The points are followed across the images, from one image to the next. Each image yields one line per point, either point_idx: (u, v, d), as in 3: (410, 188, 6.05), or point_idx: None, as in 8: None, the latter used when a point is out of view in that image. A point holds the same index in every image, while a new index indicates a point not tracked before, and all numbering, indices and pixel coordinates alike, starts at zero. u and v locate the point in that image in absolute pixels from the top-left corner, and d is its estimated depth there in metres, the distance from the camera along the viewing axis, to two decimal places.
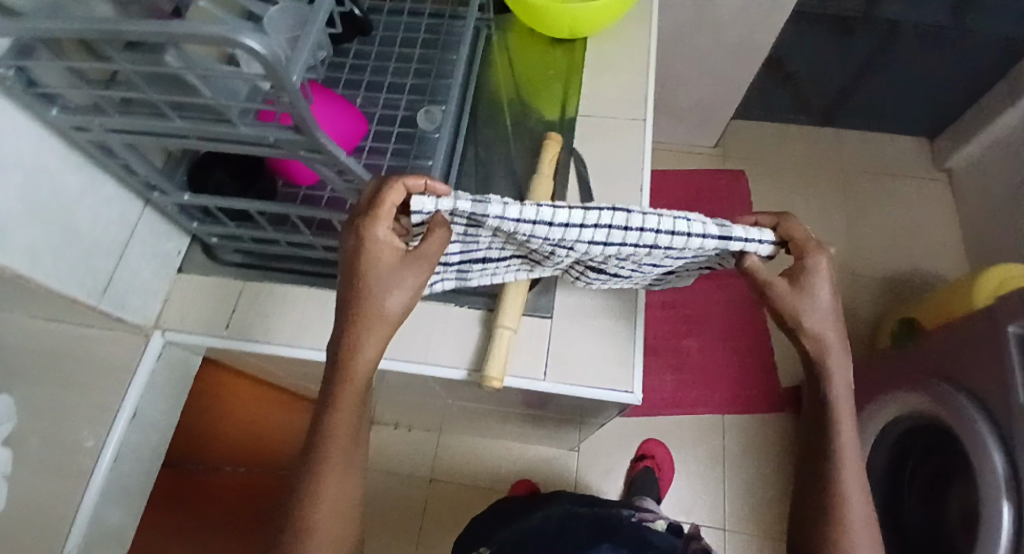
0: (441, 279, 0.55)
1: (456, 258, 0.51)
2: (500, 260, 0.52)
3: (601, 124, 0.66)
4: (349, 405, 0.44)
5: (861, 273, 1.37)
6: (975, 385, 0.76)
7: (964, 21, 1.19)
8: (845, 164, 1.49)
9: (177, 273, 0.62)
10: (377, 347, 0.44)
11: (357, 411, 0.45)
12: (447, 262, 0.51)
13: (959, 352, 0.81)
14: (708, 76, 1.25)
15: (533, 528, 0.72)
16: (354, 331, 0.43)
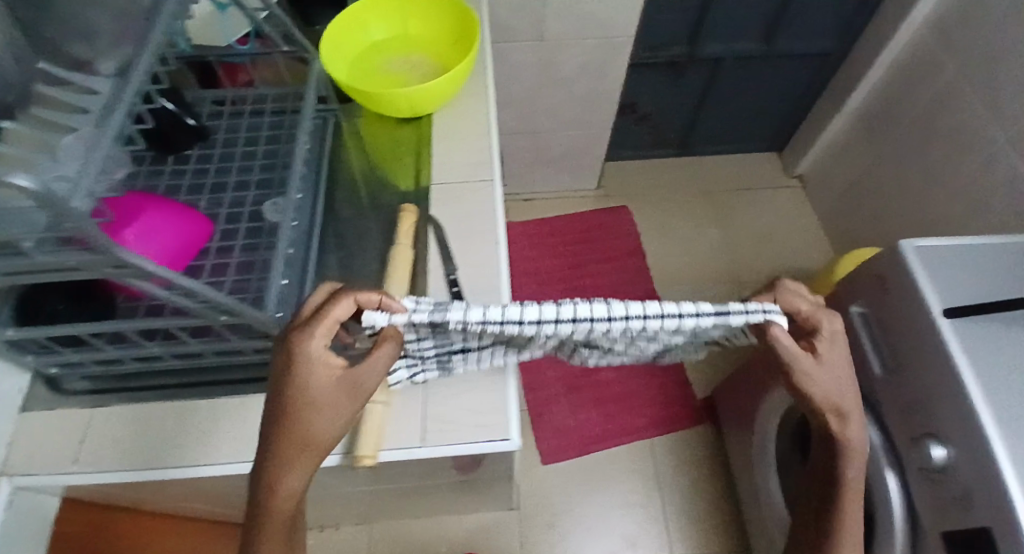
0: (418, 369, 0.57)
1: (428, 348, 0.53)
2: (476, 354, 0.54)
3: (451, 189, 0.69)
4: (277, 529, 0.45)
5: (744, 279, 1.49)
6: None
7: (775, 44, 1.35)
8: (711, 186, 1.64)
9: (21, 413, 0.55)
10: (303, 472, 0.45)
11: (283, 534, 0.45)
12: (424, 352, 0.54)
13: None
14: (570, 128, 1.36)
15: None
16: (275, 451, 0.44)
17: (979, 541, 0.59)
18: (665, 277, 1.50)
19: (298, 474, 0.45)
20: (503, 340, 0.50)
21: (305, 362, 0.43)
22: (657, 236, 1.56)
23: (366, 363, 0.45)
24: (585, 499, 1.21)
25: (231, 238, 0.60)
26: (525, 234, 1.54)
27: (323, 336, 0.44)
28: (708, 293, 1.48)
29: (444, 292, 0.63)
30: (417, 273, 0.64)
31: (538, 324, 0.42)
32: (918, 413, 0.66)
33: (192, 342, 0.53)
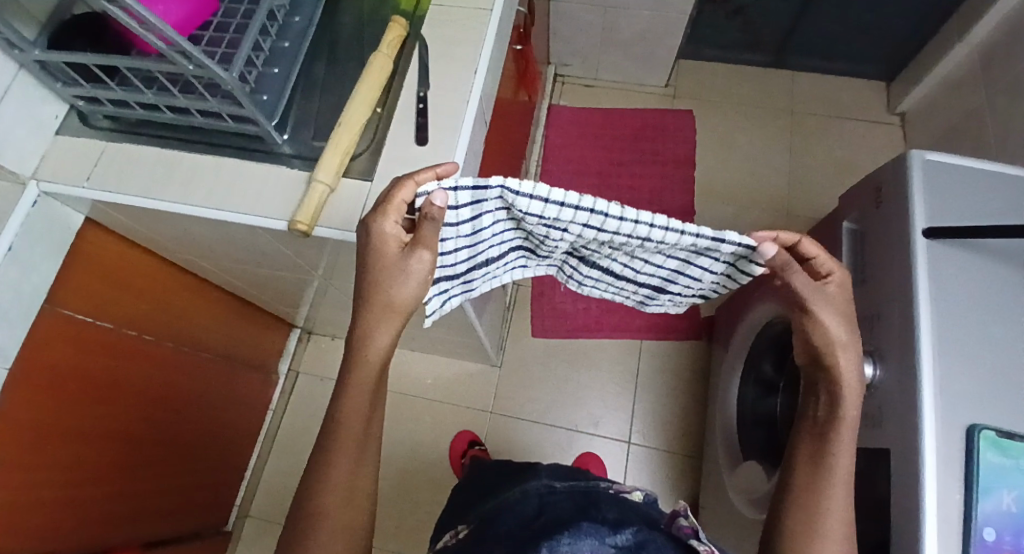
0: (446, 297, 0.59)
1: (461, 261, 0.55)
2: (501, 254, 0.58)
3: (448, 13, 0.70)
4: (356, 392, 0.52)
5: (798, 211, 1.38)
6: None
7: None
8: (795, 105, 1.48)
9: (55, 135, 0.67)
10: (390, 333, 0.51)
11: (364, 393, 0.52)
12: (456, 268, 0.56)
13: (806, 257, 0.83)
14: (647, 6, 1.24)
15: (502, 508, 0.58)
16: (368, 321, 0.51)
17: (878, 459, 0.57)
18: (710, 192, 1.41)
19: (385, 335, 0.51)
20: (530, 234, 0.54)
21: (379, 238, 0.49)
22: (716, 148, 1.45)
23: (423, 246, 0.48)
24: (562, 377, 1.27)
25: (231, 16, 0.63)
26: (574, 120, 1.49)
27: (393, 216, 0.48)
28: (751, 215, 1.38)
29: (410, 105, 0.65)
30: (394, 85, 0.67)
31: (560, 207, 0.46)
32: (867, 330, 0.62)
33: (179, 95, 0.58)
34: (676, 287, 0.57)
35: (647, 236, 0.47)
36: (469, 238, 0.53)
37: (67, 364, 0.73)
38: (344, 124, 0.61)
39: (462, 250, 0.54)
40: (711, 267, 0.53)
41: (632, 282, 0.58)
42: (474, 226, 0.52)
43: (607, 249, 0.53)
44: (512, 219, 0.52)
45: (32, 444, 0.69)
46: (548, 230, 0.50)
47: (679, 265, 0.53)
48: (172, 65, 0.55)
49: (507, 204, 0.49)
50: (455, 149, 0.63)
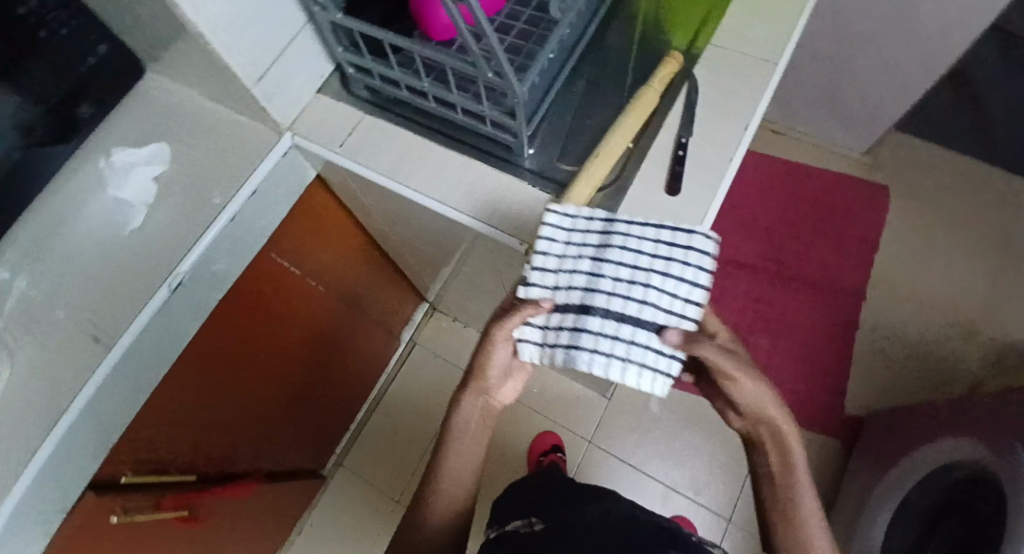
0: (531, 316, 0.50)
1: (550, 259, 0.50)
2: (580, 314, 0.48)
3: (726, 57, 0.65)
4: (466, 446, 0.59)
5: (982, 331, 1.23)
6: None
7: None
8: (1011, 214, 1.31)
9: (316, 92, 0.69)
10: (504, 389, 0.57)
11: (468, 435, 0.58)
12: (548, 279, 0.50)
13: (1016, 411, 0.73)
14: (882, 70, 1.13)
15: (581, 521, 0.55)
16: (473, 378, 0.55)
17: None
18: (888, 284, 1.28)
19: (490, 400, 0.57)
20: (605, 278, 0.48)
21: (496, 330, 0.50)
22: (908, 236, 1.31)
23: (499, 330, 0.49)
24: (672, 431, 1.24)
25: (515, 19, 0.62)
26: (753, 165, 1.40)
27: (512, 321, 0.49)
28: (926, 322, 1.24)
29: (668, 150, 0.61)
30: (653, 123, 0.63)
31: (639, 227, 0.48)
32: None
33: (455, 92, 0.57)
34: (575, 315, 0.48)
35: (634, 246, 0.48)
36: (558, 242, 0.50)
37: (251, 303, 0.75)
38: (601, 157, 0.58)
39: (545, 257, 0.50)
40: (588, 253, 0.49)
41: (563, 262, 0.50)
42: (562, 239, 0.50)
43: (633, 288, 0.47)
44: (595, 247, 0.49)
45: (228, 369, 0.76)
46: (613, 247, 0.49)
47: (591, 271, 0.49)
48: (471, 67, 0.53)
49: (604, 232, 0.49)
50: (709, 207, 0.58)
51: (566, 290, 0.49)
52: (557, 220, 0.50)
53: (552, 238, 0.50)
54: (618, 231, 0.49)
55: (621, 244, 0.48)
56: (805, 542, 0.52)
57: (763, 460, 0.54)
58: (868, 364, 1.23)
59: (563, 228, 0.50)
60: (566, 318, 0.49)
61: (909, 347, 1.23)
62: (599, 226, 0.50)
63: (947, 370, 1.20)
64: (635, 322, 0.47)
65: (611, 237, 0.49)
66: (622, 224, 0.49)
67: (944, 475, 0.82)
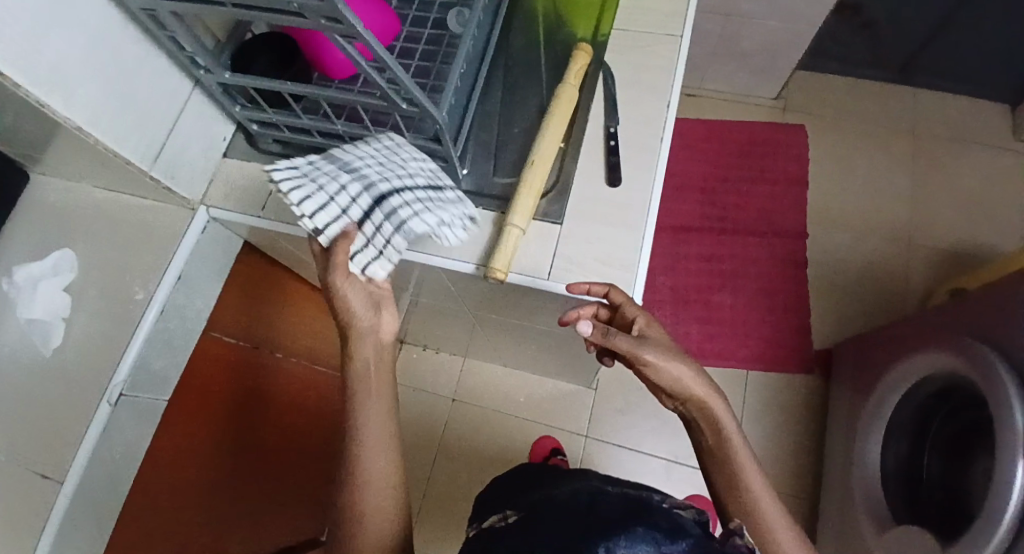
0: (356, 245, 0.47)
1: (317, 196, 0.45)
2: (398, 214, 0.49)
3: (633, 38, 0.65)
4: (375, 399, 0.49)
5: (917, 241, 1.30)
6: (1001, 338, 0.71)
7: None
8: (917, 126, 1.39)
9: (222, 157, 0.65)
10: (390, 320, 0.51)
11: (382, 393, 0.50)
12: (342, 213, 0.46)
13: (976, 312, 0.76)
14: (777, 17, 1.17)
15: (546, 501, 0.48)
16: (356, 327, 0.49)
17: None
18: (824, 216, 1.33)
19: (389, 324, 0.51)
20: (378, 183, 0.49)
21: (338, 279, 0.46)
22: (832, 167, 1.37)
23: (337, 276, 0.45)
24: (660, 404, 1.25)
25: (415, 42, 0.60)
26: (676, 131, 1.43)
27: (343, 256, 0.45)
28: (866, 244, 1.30)
29: (599, 141, 0.61)
30: (577, 117, 0.62)
31: (346, 148, 0.52)
32: None
33: (371, 129, 0.55)
34: (394, 220, 0.49)
35: (369, 154, 0.52)
36: (304, 178, 0.46)
37: (216, 389, 0.70)
38: (536, 164, 0.57)
39: (307, 201, 0.44)
40: (351, 174, 0.49)
41: (336, 193, 0.46)
42: (303, 176, 0.46)
43: (400, 177, 0.51)
44: (345, 169, 0.49)
45: None
46: (357, 161, 0.50)
47: (367, 184, 0.49)
48: (381, 101, 0.51)
49: (335, 155, 0.50)
50: (652, 189, 0.58)
51: (351, 208, 0.47)
52: (287, 167, 0.46)
53: (299, 177, 0.45)
54: (346, 151, 0.51)
55: (363, 157, 0.51)
56: (749, 498, 0.49)
57: (703, 433, 0.54)
58: (824, 296, 1.27)
59: (297, 169, 0.46)
60: (369, 225, 0.48)
61: (857, 271, 1.29)
62: (328, 155, 0.50)
63: (895, 284, 1.27)
64: (417, 191, 0.52)
65: (348, 154, 0.51)
66: (344, 148, 0.51)
67: (920, 389, 0.84)
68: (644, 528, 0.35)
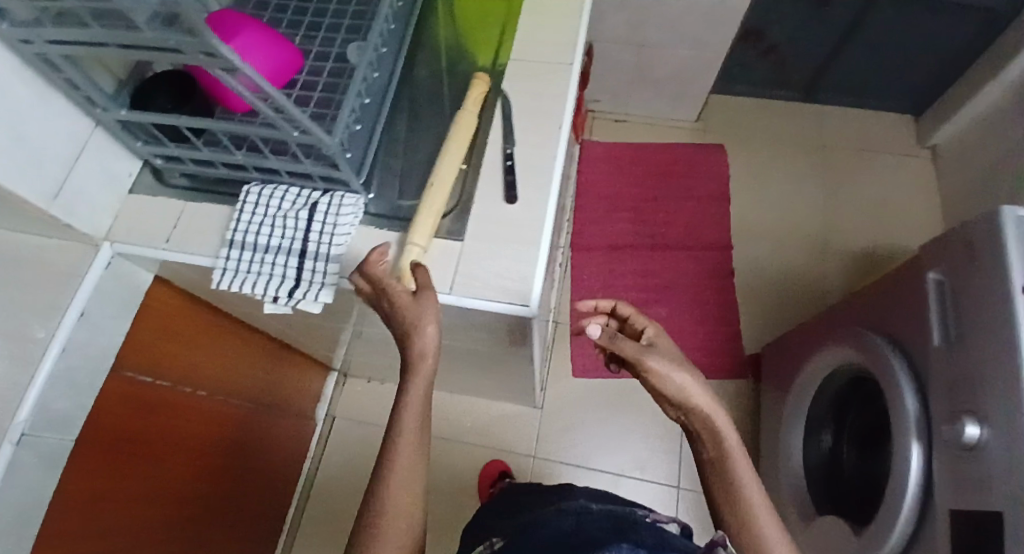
0: (300, 299, 0.57)
1: (257, 281, 0.57)
2: (315, 251, 0.57)
3: (529, 66, 0.69)
4: (409, 450, 0.48)
5: (833, 246, 1.38)
6: (890, 329, 0.76)
7: None
8: (825, 141, 1.49)
9: (127, 193, 0.65)
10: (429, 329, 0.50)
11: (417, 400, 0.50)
12: (281, 289, 0.57)
13: (870, 305, 0.81)
14: (685, 46, 1.26)
15: (533, 523, 0.47)
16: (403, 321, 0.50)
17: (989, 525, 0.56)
18: (747, 227, 1.41)
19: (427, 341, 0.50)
20: (280, 240, 0.58)
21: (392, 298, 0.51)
22: (751, 183, 1.45)
23: (393, 295, 0.51)
24: (605, 419, 1.27)
25: (318, 75, 0.62)
26: (605, 155, 1.50)
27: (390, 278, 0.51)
28: (787, 252, 1.38)
29: (497, 163, 0.64)
30: (478, 141, 0.66)
31: (238, 217, 0.59)
32: (967, 389, 0.61)
33: (271, 158, 0.56)
34: (314, 253, 0.57)
35: (257, 214, 0.58)
36: (245, 275, 0.57)
37: (131, 426, 0.70)
38: (436, 186, 0.59)
39: (257, 290, 0.57)
40: (262, 246, 0.58)
41: (265, 270, 0.57)
42: (239, 275, 0.57)
43: (291, 216, 0.58)
44: (253, 246, 0.58)
45: (119, 501, 0.69)
46: (254, 229, 0.58)
47: (277, 243, 0.58)
48: (275, 132, 0.52)
49: (236, 237, 0.58)
50: (546, 204, 0.62)
51: (285, 271, 0.58)
52: (224, 273, 0.58)
53: (239, 278, 0.57)
54: (239, 228, 0.58)
55: (256, 221, 0.58)
56: (740, 499, 0.51)
57: (705, 445, 0.54)
58: (753, 304, 1.34)
59: (240, 259, 0.58)
60: (304, 270, 0.57)
61: (781, 278, 1.36)
62: (235, 241, 0.58)
63: (817, 287, 1.34)
64: (309, 219, 0.58)
65: (245, 229, 0.58)
66: (238, 226, 0.58)
67: (833, 381, 0.89)
68: (628, 544, 0.34)
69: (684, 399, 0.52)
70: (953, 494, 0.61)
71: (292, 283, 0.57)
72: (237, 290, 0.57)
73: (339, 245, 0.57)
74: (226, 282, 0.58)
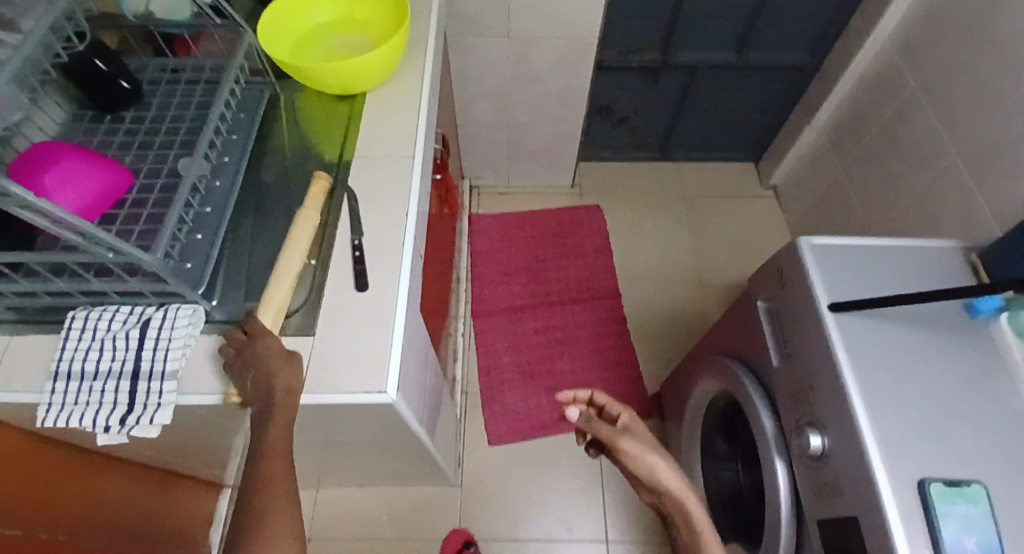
0: (129, 424, 0.55)
1: (85, 411, 0.55)
2: (148, 371, 0.56)
3: (372, 161, 0.74)
4: (280, 503, 0.49)
5: (709, 283, 1.50)
6: (742, 355, 0.83)
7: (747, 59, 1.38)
8: (686, 192, 1.65)
9: None
10: (290, 372, 0.55)
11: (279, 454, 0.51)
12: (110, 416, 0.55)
13: (725, 334, 0.88)
14: (545, 123, 1.38)
15: None
16: (267, 368, 0.54)
17: (846, 529, 0.59)
18: (631, 275, 1.51)
19: (292, 376, 0.55)
20: (108, 364, 0.56)
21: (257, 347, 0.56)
22: (627, 236, 1.57)
23: (261, 340, 0.56)
24: (526, 486, 1.25)
25: (149, 192, 0.63)
26: (492, 226, 1.56)
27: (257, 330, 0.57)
28: (671, 295, 1.48)
29: (347, 254, 0.66)
30: (327, 235, 0.68)
31: (63, 346, 0.57)
32: (804, 402, 0.67)
33: (94, 280, 0.56)
34: (147, 372, 0.56)
35: (84, 340, 0.57)
36: (73, 406, 0.55)
37: None
38: (277, 282, 0.60)
39: (85, 422, 0.55)
40: (90, 373, 0.56)
41: (93, 397, 0.55)
42: (66, 407, 0.55)
43: (121, 337, 0.57)
44: (81, 375, 0.56)
45: None
46: (81, 356, 0.56)
47: (106, 367, 0.56)
48: (91, 256, 0.52)
49: (62, 368, 0.57)
50: (396, 287, 0.64)
51: (116, 396, 0.56)
52: (49, 407, 0.55)
53: (65, 410, 0.55)
54: (64, 357, 0.57)
55: (83, 347, 0.57)
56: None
57: (676, 517, 0.65)
58: (648, 347, 1.40)
59: (66, 390, 0.56)
60: (137, 392, 0.56)
61: (669, 319, 1.44)
62: (62, 372, 0.56)
63: (701, 322, 1.44)
64: (141, 337, 0.57)
65: (71, 357, 0.57)
66: (63, 355, 0.57)
67: (715, 411, 0.94)
68: None
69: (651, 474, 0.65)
70: (815, 503, 0.65)
71: (124, 410, 0.55)
72: (63, 424, 0.55)
73: (173, 360, 0.56)
74: (50, 417, 0.55)
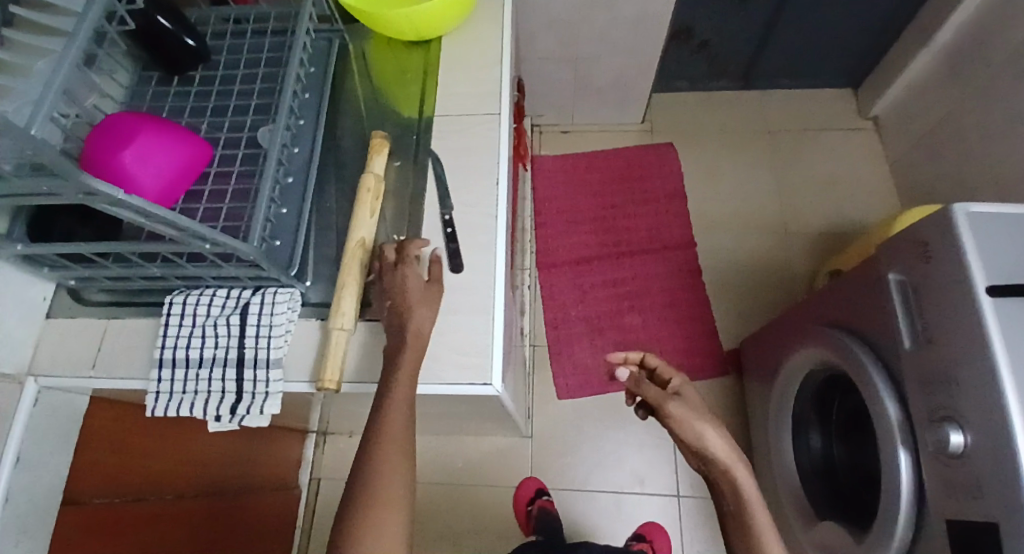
0: (240, 413, 0.54)
1: (196, 399, 0.54)
2: (253, 358, 0.54)
3: (454, 120, 0.67)
4: (393, 460, 0.47)
5: (793, 229, 1.39)
6: (857, 327, 0.76)
7: None
8: (770, 126, 1.50)
9: (45, 319, 0.62)
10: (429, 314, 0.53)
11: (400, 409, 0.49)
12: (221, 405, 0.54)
13: (835, 301, 0.81)
14: (618, 55, 1.25)
15: None
16: (408, 296, 0.53)
17: (982, 534, 0.55)
18: (706, 221, 1.41)
19: (425, 318, 0.53)
20: (213, 351, 0.55)
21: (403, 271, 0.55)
22: (705, 177, 1.45)
23: (406, 267, 0.55)
24: (598, 438, 1.25)
25: (230, 164, 0.59)
26: (556, 169, 1.48)
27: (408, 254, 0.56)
28: (750, 243, 1.38)
29: (437, 230, 0.61)
30: (413, 208, 0.63)
31: (163, 333, 0.55)
32: (941, 392, 0.60)
33: (189, 267, 0.53)
34: (252, 359, 0.54)
35: (185, 326, 0.55)
36: (182, 395, 0.54)
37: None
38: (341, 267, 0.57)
39: (197, 410, 0.54)
40: (195, 361, 0.55)
41: (203, 385, 0.54)
42: (174, 395, 0.55)
43: (222, 323, 0.55)
44: (185, 362, 0.55)
45: None
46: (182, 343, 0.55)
47: (211, 354, 0.55)
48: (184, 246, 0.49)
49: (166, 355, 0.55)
50: (493, 266, 0.59)
51: (224, 383, 0.54)
52: (159, 396, 0.55)
53: (175, 398, 0.54)
54: (166, 344, 0.55)
55: (184, 334, 0.55)
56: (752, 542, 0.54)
57: (728, 497, 0.57)
58: (724, 299, 1.33)
59: (173, 378, 0.55)
60: (244, 381, 0.54)
61: (748, 269, 1.36)
62: (167, 359, 0.55)
63: (783, 272, 1.34)
64: (242, 323, 0.55)
65: (173, 344, 0.55)
66: (165, 342, 0.55)
67: (814, 379, 0.88)
68: None
69: (702, 444, 0.58)
70: (945, 499, 0.60)
71: (233, 398, 0.54)
72: (175, 412, 0.55)
73: (278, 348, 0.54)
74: (162, 406, 0.55)
